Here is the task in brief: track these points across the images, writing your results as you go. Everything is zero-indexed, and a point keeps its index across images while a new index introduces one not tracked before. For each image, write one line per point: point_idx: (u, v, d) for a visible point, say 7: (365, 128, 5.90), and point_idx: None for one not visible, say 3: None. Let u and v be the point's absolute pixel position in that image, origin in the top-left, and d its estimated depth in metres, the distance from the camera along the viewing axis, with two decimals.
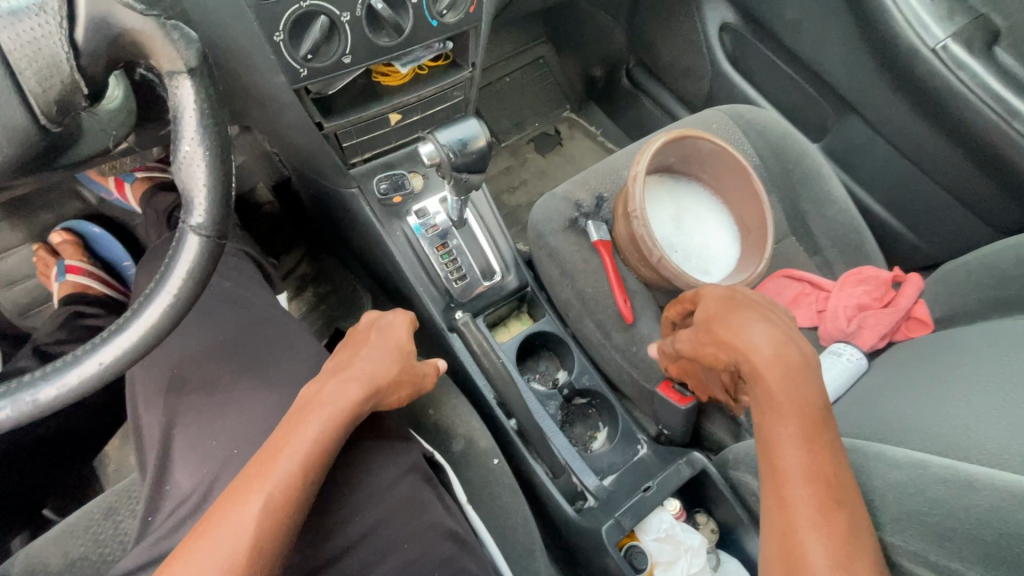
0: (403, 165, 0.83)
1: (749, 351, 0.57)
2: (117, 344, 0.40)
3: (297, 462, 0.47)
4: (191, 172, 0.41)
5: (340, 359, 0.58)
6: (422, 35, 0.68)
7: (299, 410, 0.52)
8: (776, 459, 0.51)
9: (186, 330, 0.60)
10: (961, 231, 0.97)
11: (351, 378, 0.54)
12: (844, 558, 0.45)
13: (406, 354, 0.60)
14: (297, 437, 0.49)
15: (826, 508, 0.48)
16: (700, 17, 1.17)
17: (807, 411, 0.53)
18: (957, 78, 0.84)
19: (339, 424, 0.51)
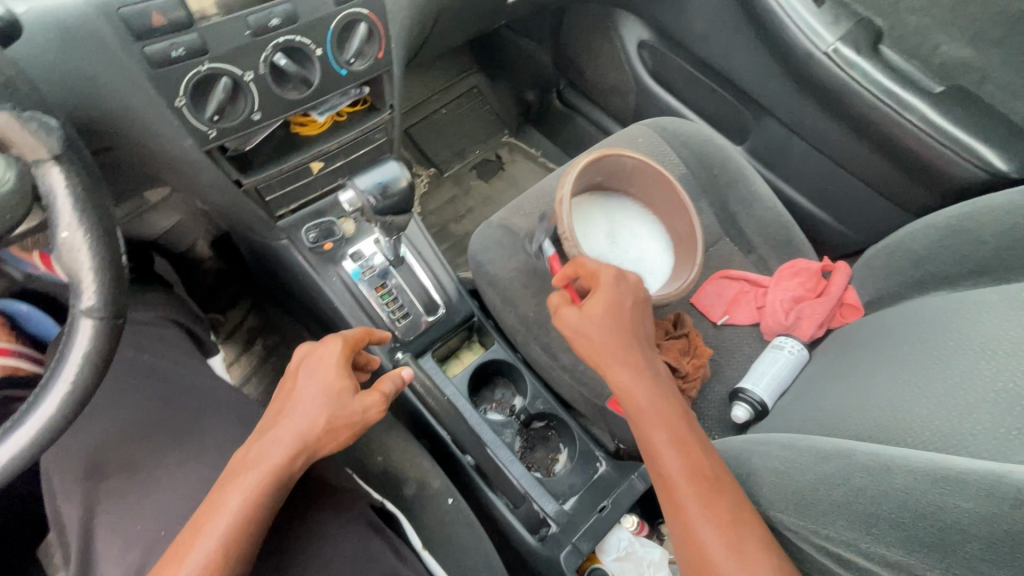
0: (332, 212, 0.83)
1: (615, 364, 0.62)
2: (8, 445, 0.38)
3: (220, 538, 0.46)
4: (74, 258, 0.41)
5: (276, 411, 0.56)
6: (333, 84, 0.68)
7: (226, 476, 0.51)
8: (659, 462, 0.56)
9: (110, 409, 0.58)
10: (880, 216, 1.02)
11: (278, 436, 0.53)
12: (735, 540, 0.49)
13: (340, 394, 0.57)
14: (220, 510, 0.48)
15: (710, 497, 0.52)
16: (618, 37, 1.22)
17: (667, 410, 0.59)
18: (850, 77, 0.90)
19: (265, 489, 0.49)
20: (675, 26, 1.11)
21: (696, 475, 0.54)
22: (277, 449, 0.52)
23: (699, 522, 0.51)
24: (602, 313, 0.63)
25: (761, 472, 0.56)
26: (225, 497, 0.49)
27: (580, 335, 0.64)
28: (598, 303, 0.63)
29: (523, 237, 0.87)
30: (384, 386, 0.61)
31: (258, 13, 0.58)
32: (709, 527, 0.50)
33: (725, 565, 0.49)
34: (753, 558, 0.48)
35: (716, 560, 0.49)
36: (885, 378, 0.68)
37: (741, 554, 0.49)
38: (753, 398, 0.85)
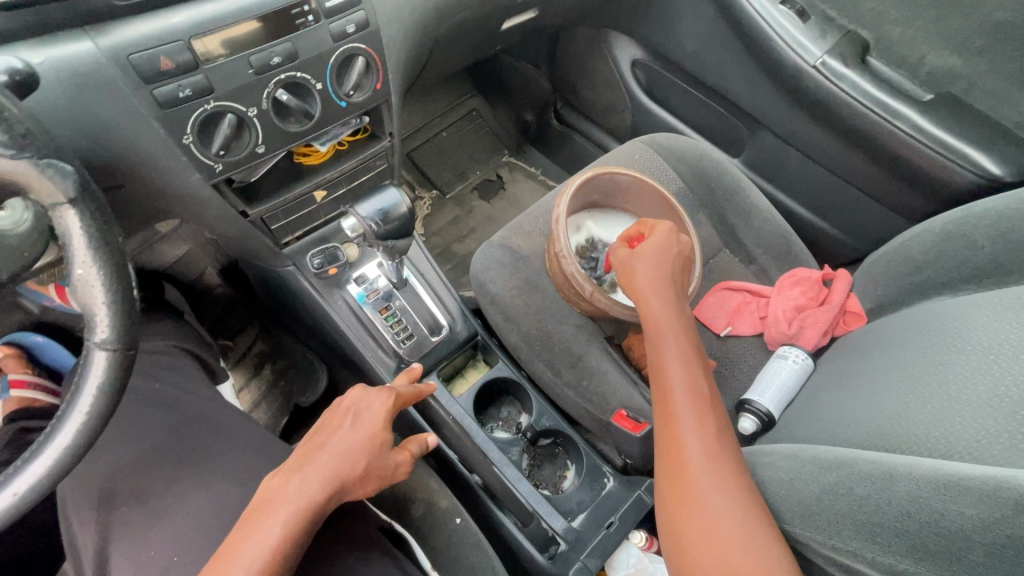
0: (336, 237, 0.85)
1: (649, 287, 0.66)
2: (26, 475, 0.40)
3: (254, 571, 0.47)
4: (89, 293, 0.42)
5: (317, 447, 0.58)
6: (334, 115, 0.71)
7: (259, 510, 0.52)
8: (662, 380, 0.59)
9: (122, 440, 0.59)
10: (879, 223, 1.02)
11: (317, 470, 0.55)
12: (716, 456, 0.52)
13: (382, 444, 0.61)
14: (254, 544, 0.49)
15: (703, 417, 0.55)
16: (612, 57, 1.25)
17: (685, 340, 0.62)
18: (839, 87, 0.92)
19: (298, 526, 0.51)
20: (666, 44, 1.13)
21: (693, 393, 0.57)
22: (316, 485, 0.54)
23: (687, 437, 0.54)
24: (653, 253, 0.68)
25: (768, 483, 0.56)
26: (258, 529, 0.50)
27: (629, 262, 0.70)
28: (653, 242, 0.69)
29: (524, 256, 0.89)
30: (416, 442, 0.66)
31: (260, 52, 0.61)
32: (697, 443, 0.53)
33: (706, 482, 0.51)
34: (730, 480, 0.51)
35: (698, 474, 0.51)
36: (887, 385, 0.69)
37: (720, 474, 0.51)
38: (759, 409, 0.84)
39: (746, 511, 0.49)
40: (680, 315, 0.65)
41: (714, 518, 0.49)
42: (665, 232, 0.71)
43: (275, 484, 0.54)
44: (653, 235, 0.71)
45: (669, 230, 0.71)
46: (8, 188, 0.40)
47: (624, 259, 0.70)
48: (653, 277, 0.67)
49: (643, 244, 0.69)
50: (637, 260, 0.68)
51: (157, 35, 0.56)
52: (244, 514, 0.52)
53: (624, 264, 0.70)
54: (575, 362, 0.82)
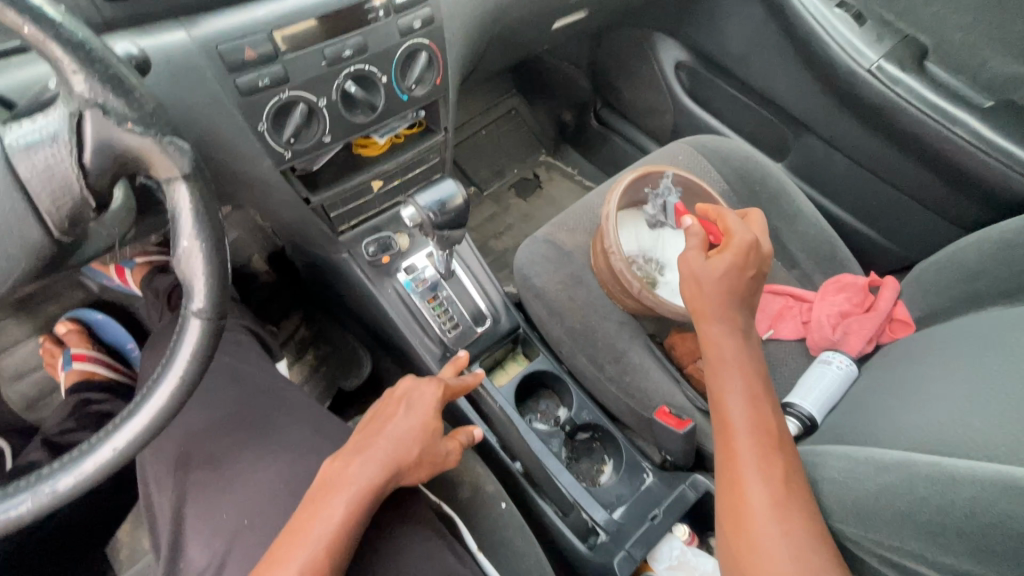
0: (388, 227, 0.88)
1: (712, 313, 0.63)
2: (128, 429, 0.43)
3: (321, 547, 0.48)
4: (190, 264, 0.45)
5: (373, 433, 0.59)
6: (396, 108, 0.74)
7: (322, 487, 0.53)
8: (723, 414, 0.58)
9: (193, 411, 0.62)
10: (928, 231, 1.00)
11: (375, 454, 0.56)
12: (781, 496, 0.51)
13: (435, 432, 0.61)
14: (320, 519, 0.50)
15: (765, 454, 0.53)
16: (656, 58, 1.25)
17: (746, 369, 0.60)
18: (894, 93, 0.91)
19: (360, 509, 0.51)
20: (713, 46, 1.13)
21: (756, 430, 0.55)
22: (375, 466, 0.55)
23: (749, 476, 0.52)
24: (724, 273, 0.63)
25: (823, 483, 0.56)
26: (323, 507, 0.51)
27: (694, 280, 0.65)
28: (726, 256, 0.63)
29: (568, 252, 0.90)
30: (463, 434, 0.66)
31: (334, 45, 0.64)
32: (760, 483, 0.52)
33: (768, 523, 0.50)
34: (794, 523, 0.49)
35: (760, 515, 0.50)
36: (938, 393, 0.68)
37: (784, 516, 0.50)
38: (802, 413, 0.84)
39: (812, 556, 0.48)
40: (742, 341, 0.62)
41: (778, 560, 0.48)
42: (743, 247, 0.64)
43: (335, 467, 0.55)
44: (729, 247, 0.64)
45: (748, 237, 0.65)
46: (128, 162, 0.43)
47: (687, 275, 0.65)
48: (717, 301, 0.63)
49: (716, 260, 0.63)
50: (706, 275, 0.63)
51: (244, 28, 0.59)
52: (309, 492, 0.54)
53: (689, 280, 0.65)
54: (618, 357, 0.83)
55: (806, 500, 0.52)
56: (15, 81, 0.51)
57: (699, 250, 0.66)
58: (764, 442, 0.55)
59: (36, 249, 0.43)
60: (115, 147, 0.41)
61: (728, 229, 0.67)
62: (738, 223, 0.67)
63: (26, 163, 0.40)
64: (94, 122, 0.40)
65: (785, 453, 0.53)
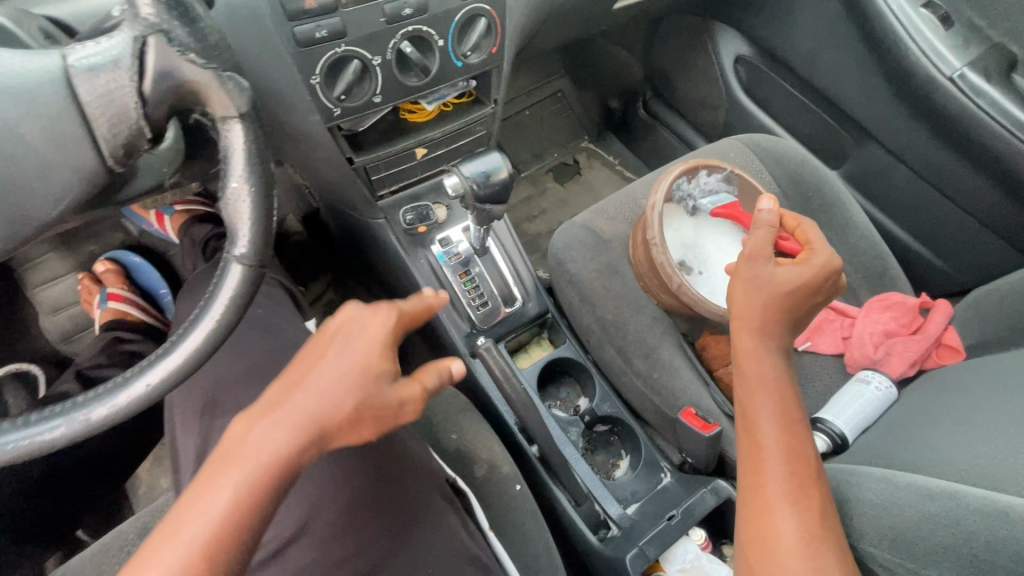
0: (427, 197, 0.87)
1: (754, 322, 0.60)
2: (161, 367, 0.43)
3: (198, 547, 0.37)
4: (237, 208, 0.45)
5: (287, 385, 0.42)
6: (449, 74, 0.72)
7: (215, 463, 0.40)
8: (753, 435, 0.55)
9: (225, 358, 0.63)
10: (990, 256, 0.95)
11: (282, 421, 0.40)
12: (812, 531, 0.49)
13: (374, 386, 0.42)
14: (203, 506, 0.38)
15: (799, 486, 0.51)
16: (715, 50, 1.20)
17: (786, 392, 0.57)
18: (975, 104, 0.85)
19: (256, 492, 0.39)
20: (778, 41, 1.08)
21: (790, 457, 0.52)
22: (280, 440, 0.40)
23: (779, 508, 0.50)
24: (793, 283, 0.61)
25: (855, 503, 0.55)
26: (207, 492, 0.38)
27: (753, 283, 0.62)
28: (800, 270, 0.62)
29: (607, 240, 0.88)
30: (426, 380, 0.45)
31: (394, 2, 0.63)
32: (793, 515, 0.49)
33: (796, 557, 0.47)
34: (825, 561, 0.47)
35: (787, 547, 0.48)
36: (988, 429, 0.65)
37: (815, 551, 0.48)
38: (833, 430, 0.80)
39: None
40: (782, 362, 0.59)
41: None
42: (825, 266, 0.63)
43: (230, 437, 0.40)
44: (810, 262, 0.63)
45: (827, 258, 0.64)
46: (189, 96, 0.43)
47: (749, 275, 0.63)
48: (765, 313, 0.60)
49: (789, 270, 0.62)
50: (770, 281, 0.61)
51: None
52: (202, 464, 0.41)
53: (747, 281, 0.62)
54: (648, 353, 0.80)
55: (839, 536, 0.50)
56: (80, 11, 0.52)
57: (770, 254, 0.64)
58: (796, 471, 0.52)
59: (91, 175, 0.45)
60: (175, 77, 0.42)
61: (810, 244, 0.66)
62: (821, 242, 0.66)
63: (87, 84, 0.41)
64: (156, 48, 0.41)
65: (820, 485, 0.51)
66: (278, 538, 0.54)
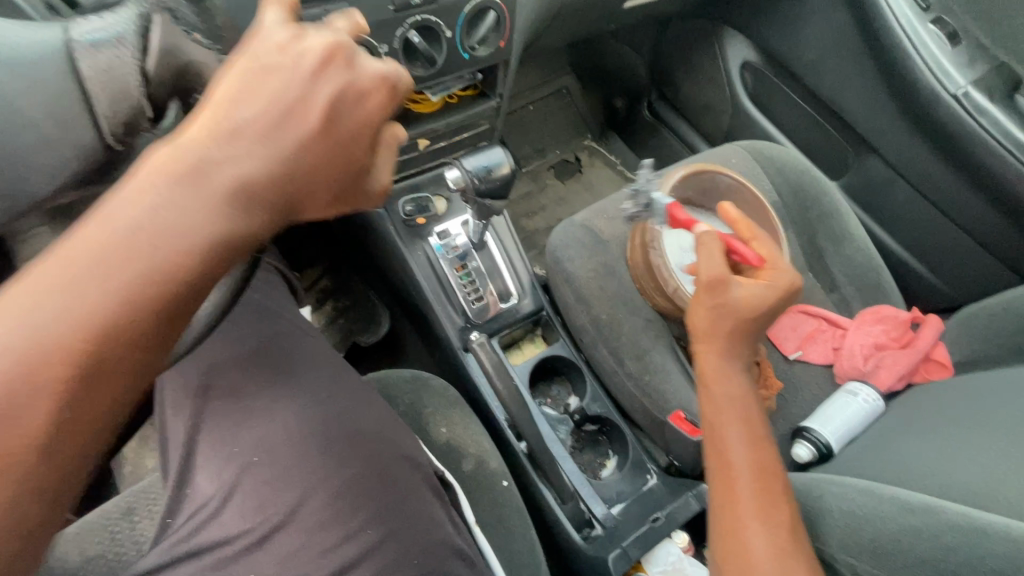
0: (428, 188, 0.87)
1: (714, 346, 0.61)
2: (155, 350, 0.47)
3: (157, 274, 0.35)
4: None
5: (250, 147, 0.37)
6: (455, 66, 0.71)
7: (155, 221, 0.36)
8: (723, 455, 0.57)
9: (217, 340, 0.62)
10: (980, 274, 0.97)
11: (260, 179, 0.38)
12: (785, 546, 0.50)
13: (354, 174, 0.41)
14: (163, 234, 0.36)
15: (769, 502, 0.53)
16: (722, 55, 1.20)
17: (749, 410, 0.59)
18: (977, 124, 0.86)
19: (220, 242, 0.37)
20: (785, 49, 1.08)
21: (758, 476, 0.55)
22: (247, 216, 0.38)
23: (751, 525, 0.52)
24: (753, 307, 0.60)
25: (834, 511, 0.55)
26: (156, 234, 0.36)
27: (715, 310, 0.61)
28: (760, 291, 0.61)
29: (605, 241, 0.88)
30: (391, 167, 0.45)
31: None
32: (762, 528, 0.51)
33: (771, 574, 0.49)
34: (798, 573, 0.49)
35: (762, 564, 0.49)
36: (972, 446, 0.66)
37: (788, 565, 0.49)
38: (818, 440, 0.81)
39: None
40: (744, 381, 0.62)
41: None
42: (782, 288, 0.61)
43: (167, 191, 0.36)
44: (767, 283, 0.61)
45: (790, 276, 0.63)
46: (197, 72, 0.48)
47: (710, 301, 0.61)
48: (727, 335, 0.61)
49: (748, 293, 0.61)
50: (728, 307, 0.60)
51: None
52: (120, 200, 0.36)
53: (709, 307, 0.61)
54: (641, 355, 0.81)
55: (809, 551, 0.51)
56: None
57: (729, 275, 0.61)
58: (764, 488, 0.54)
59: (88, 153, 0.47)
60: (180, 54, 0.46)
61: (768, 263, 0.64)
62: (783, 264, 0.64)
63: (89, 59, 0.44)
64: (161, 26, 0.45)
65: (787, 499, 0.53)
66: (264, 527, 0.53)
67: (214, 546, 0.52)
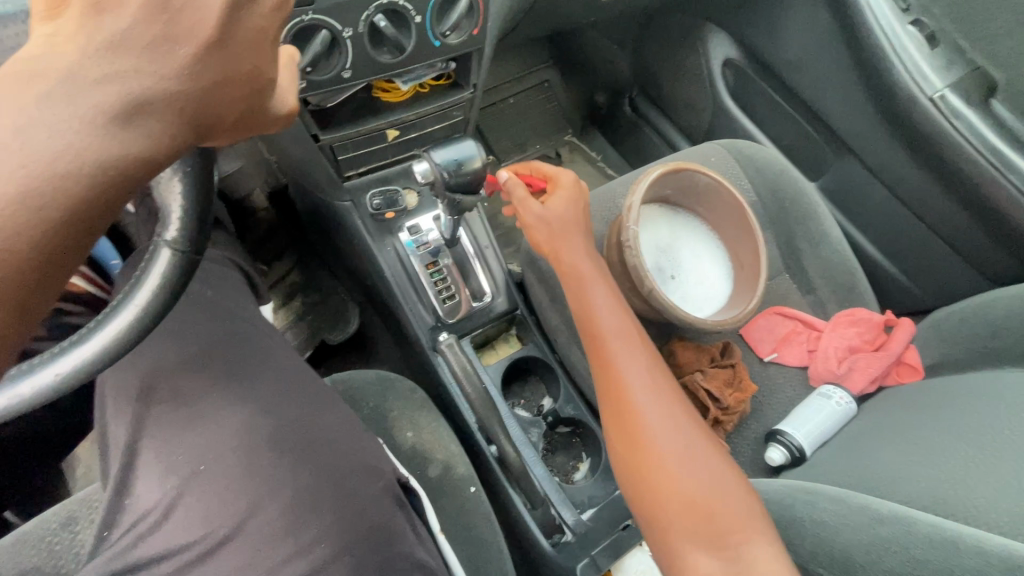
0: (398, 181, 0.84)
1: (569, 256, 0.69)
2: (72, 356, 0.40)
3: (18, 207, 0.28)
4: (168, 192, 0.43)
5: (136, 63, 0.30)
6: (424, 54, 0.68)
7: (16, 140, 0.28)
8: (607, 354, 0.64)
9: (164, 340, 0.58)
10: (952, 277, 0.97)
11: (150, 98, 0.31)
12: (675, 422, 0.59)
13: (259, 88, 0.35)
14: (22, 159, 0.28)
15: (654, 388, 0.61)
16: (704, 52, 1.18)
17: (615, 304, 0.67)
18: (953, 127, 0.86)
19: (99, 171, 0.30)
20: (767, 47, 1.07)
21: (639, 366, 0.63)
22: (139, 137, 0.31)
23: (646, 413, 0.59)
24: (563, 212, 0.70)
25: (806, 522, 0.55)
26: (9, 158, 0.28)
27: (540, 224, 0.70)
28: (560, 198, 0.71)
29: None
30: (295, 84, 0.39)
31: None
32: (670, 440, 0.58)
33: (672, 450, 0.57)
34: (695, 445, 0.58)
35: (663, 445, 0.58)
36: (941, 451, 0.66)
37: (682, 438, 0.58)
38: (791, 443, 0.80)
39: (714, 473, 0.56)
40: (603, 277, 0.69)
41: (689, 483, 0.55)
42: (570, 186, 0.72)
43: (30, 108, 0.29)
44: (559, 188, 0.72)
45: (573, 182, 0.72)
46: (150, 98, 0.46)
47: (530, 219, 0.70)
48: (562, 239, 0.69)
49: (555, 203, 0.70)
50: (545, 217, 0.69)
51: None
52: None
53: (535, 225, 0.70)
54: None
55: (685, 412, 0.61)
56: None
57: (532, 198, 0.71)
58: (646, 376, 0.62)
59: None
60: None
61: (555, 176, 0.73)
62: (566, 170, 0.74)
63: None
64: None
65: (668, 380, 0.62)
66: (209, 540, 0.50)
67: (155, 561, 0.50)
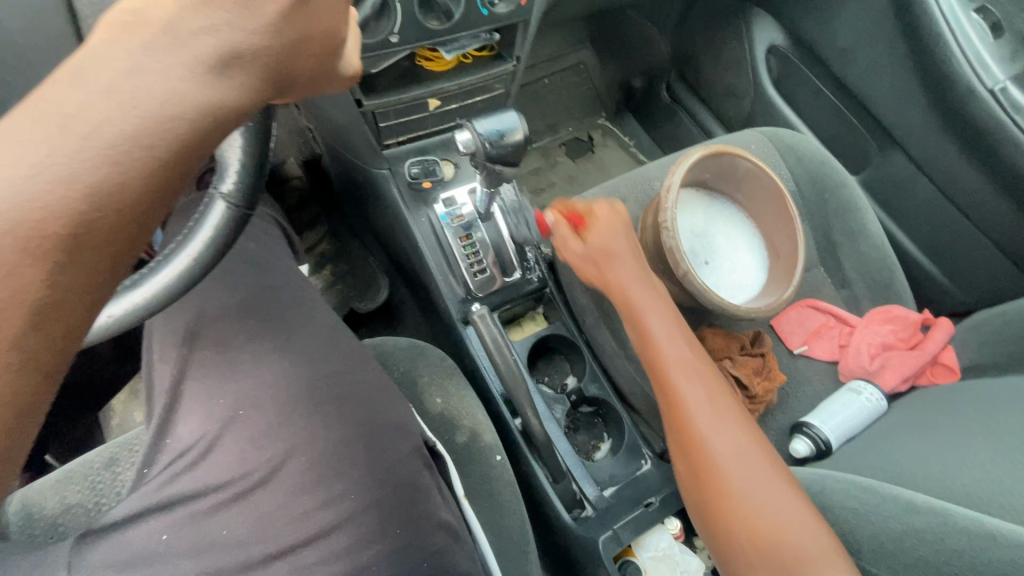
0: (436, 152, 0.84)
1: (615, 267, 0.70)
2: (126, 299, 0.42)
3: (114, 147, 0.29)
4: (229, 149, 0.44)
5: (229, 17, 0.30)
6: (472, 22, 0.68)
7: (124, 83, 0.29)
8: (654, 350, 0.64)
9: (209, 291, 0.60)
10: (996, 279, 0.94)
11: (245, 52, 0.31)
12: (722, 418, 0.58)
13: (332, 48, 0.34)
14: (126, 103, 0.29)
15: (702, 385, 0.61)
16: (749, 37, 1.15)
17: (658, 302, 0.68)
18: (1012, 121, 0.82)
19: (194, 119, 0.30)
20: (816, 33, 1.03)
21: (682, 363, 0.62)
22: (230, 88, 0.31)
23: (693, 406, 0.59)
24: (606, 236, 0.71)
25: (840, 510, 0.55)
26: (115, 100, 0.29)
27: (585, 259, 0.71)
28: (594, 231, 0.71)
29: None
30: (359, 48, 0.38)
31: None
32: (722, 438, 0.57)
33: (723, 447, 0.57)
34: (746, 446, 0.57)
35: (713, 443, 0.57)
36: (977, 450, 0.65)
37: (732, 436, 0.57)
38: (818, 435, 0.79)
39: (768, 476, 0.55)
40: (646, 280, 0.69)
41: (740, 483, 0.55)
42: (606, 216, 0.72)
43: (137, 56, 0.29)
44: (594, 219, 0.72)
45: (607, 209, 0.73)
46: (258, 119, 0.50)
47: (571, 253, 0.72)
48: (603, 255, 0.70)
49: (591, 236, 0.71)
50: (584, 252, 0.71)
51: None
52: (84, 57, 0.29)
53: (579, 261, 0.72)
54: None
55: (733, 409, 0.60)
56: None
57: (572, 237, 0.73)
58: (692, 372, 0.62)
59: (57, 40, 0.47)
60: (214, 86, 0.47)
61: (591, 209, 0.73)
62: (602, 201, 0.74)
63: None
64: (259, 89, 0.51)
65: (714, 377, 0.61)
66: (246, 482, 0.52)
67: (191, 499, 0.51)
